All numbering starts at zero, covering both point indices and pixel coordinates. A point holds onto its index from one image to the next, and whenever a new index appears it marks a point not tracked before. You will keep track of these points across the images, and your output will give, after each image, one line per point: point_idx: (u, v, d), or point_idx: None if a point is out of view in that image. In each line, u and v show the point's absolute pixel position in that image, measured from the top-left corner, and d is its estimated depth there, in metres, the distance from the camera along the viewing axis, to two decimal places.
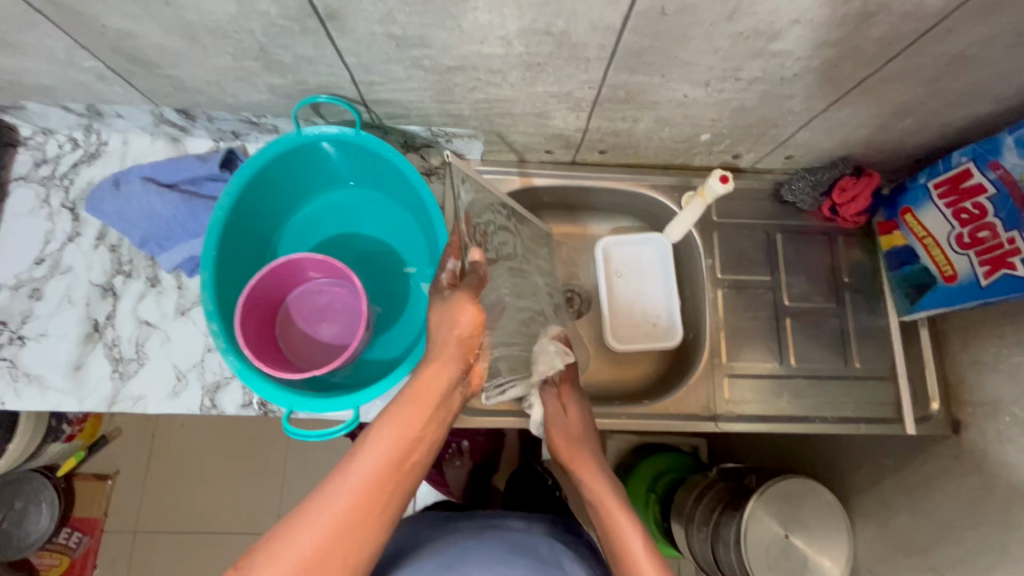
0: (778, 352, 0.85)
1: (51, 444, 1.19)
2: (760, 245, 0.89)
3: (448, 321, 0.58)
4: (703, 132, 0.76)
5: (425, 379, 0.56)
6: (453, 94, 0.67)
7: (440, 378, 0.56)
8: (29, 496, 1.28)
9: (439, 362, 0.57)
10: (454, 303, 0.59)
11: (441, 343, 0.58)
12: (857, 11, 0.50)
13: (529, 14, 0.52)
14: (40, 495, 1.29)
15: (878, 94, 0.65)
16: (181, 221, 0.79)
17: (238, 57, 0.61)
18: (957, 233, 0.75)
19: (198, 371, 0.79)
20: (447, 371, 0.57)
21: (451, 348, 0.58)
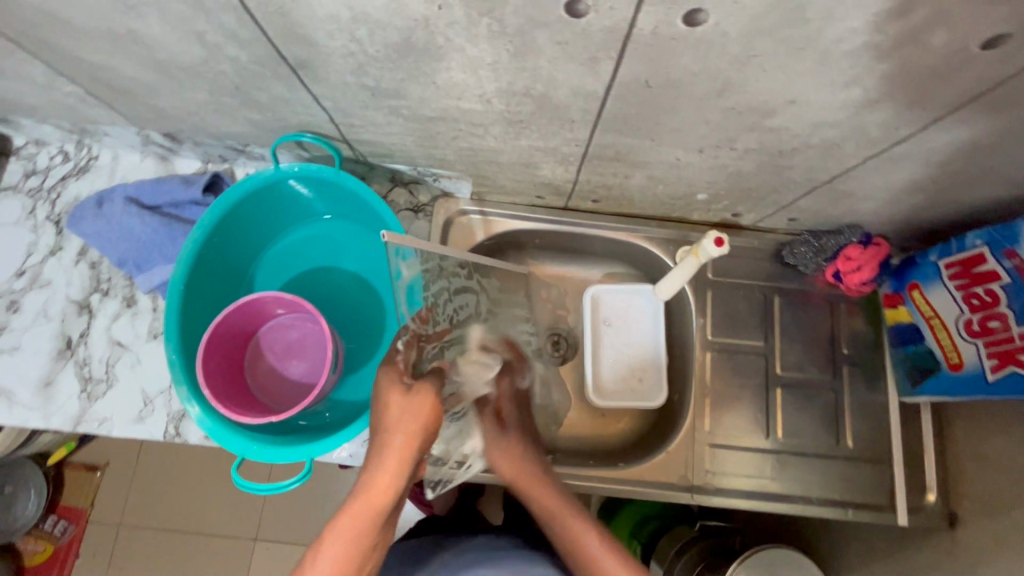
0: (765, 425, 0.82)
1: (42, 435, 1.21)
2: (755, 308, 0.85)
3: (403, 418, 0.55)
4: (699, 192, 0.73)
5: (378, 481, 0.52)
6: (435, 141, 0.65)
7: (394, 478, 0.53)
8: (17, 481, 1.31)
9: (392, 460, 0.53)
10: (411, 402, 0.56)
11: (393, 441, 0.54)
12: (859, 97, 0.46)
13: (506, 76, 0.49)
14: (28, 480, 1.32)
15: (885, 171, 0.61)
16: (159, 244, 0.78)
17: (215, 93, 0.60)
18: (966, 318, 0.69)
19: (165, 398, 0.78)
20: (402, 470, 0.54)
21: (405, 444, 0.54)
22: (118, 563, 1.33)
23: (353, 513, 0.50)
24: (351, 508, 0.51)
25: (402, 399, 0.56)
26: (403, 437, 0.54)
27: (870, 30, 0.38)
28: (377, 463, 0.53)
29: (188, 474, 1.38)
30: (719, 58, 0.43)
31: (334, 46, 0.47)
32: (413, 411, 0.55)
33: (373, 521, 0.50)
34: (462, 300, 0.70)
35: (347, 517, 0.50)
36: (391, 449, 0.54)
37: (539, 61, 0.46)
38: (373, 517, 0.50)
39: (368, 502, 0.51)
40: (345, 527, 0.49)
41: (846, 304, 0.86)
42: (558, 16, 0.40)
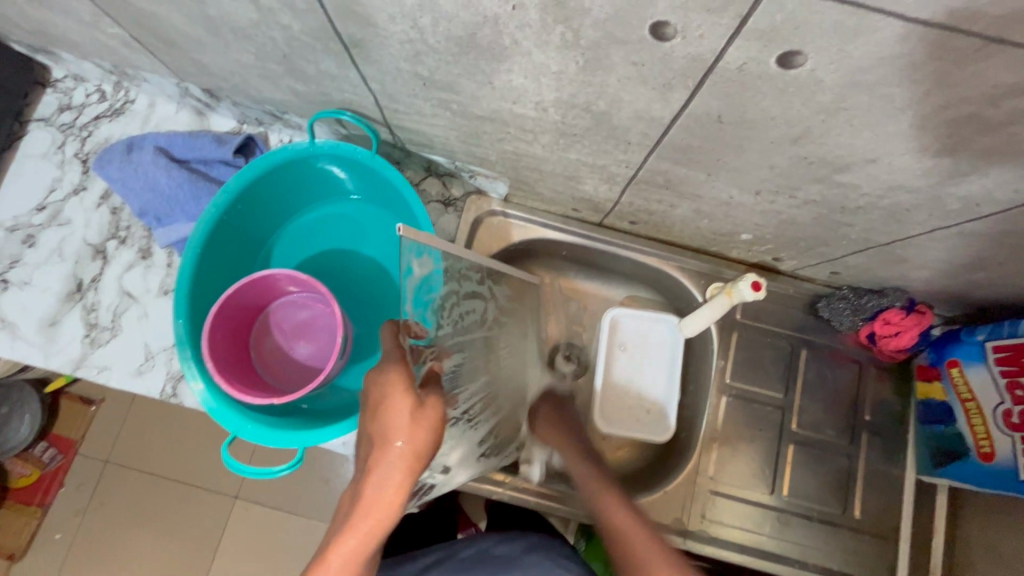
0: (770, 480, 0.79)
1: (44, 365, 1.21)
2: (780, 357, 0.82)
3: (408, 435, 0.48)
4: (744, 232, 0.69)
5: (380, 490, 0.46)
6: (480, 140, 0.62)
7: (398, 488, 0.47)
8: (14, 404, 1.31)
9: (398, 470, 0.47)
10: (420, 418, 0.48)
11: (400, 455, 0.47)
12: (947, 167, 0.43)
13: (568, 88, 0.46)
14: (23, 407, 1.31)
15: (950, 244, 0.57)
16: (182, 200, 0.76)
17: (260, 58, 0.57)
18: (1006, 408, 0.65)
19: (166, 356, 0.77)
20: (407, 479, 0.47)
21: (413, 461, 0.47)
22: (99, 500, 1.34)
23: (359, 530, 0.46)
24: (355, 524, 0.46)
25: (410, 410, 0.49)
26: (410, 455, 0.47)
27: (982, 102, 0.34)
28: (382, 476, 0.47)
29: (178, 424, 1.38)
30: (804, 105, 0.39)
31: (393, 29, 0.44)
32: (423, 430, 0.48)
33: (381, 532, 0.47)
34: (467, 308, 0.64)
35: (352, 532, 0.46)
36: (397, 464, 0.47)
37: (607, 78, 0.43)
38: (379, 531, 0.47)
39: (374, 521, 0.46)
40: (351, 543, 0.46)
41: (876, 369, 0.82)
42: (640, 36, 0.36)
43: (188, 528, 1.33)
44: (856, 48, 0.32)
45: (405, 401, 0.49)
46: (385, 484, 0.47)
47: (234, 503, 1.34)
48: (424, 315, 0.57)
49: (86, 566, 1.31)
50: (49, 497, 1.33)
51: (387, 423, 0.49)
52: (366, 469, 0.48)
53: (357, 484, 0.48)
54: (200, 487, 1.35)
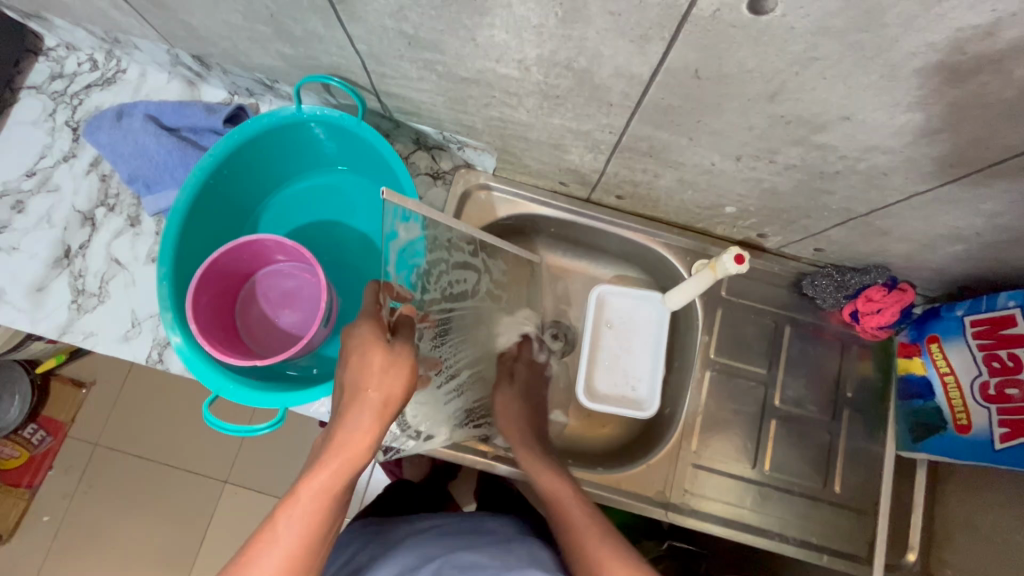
0: (752, 454, 0.79)
1: (33, 342, 1.20)
2: (764, 334, 0.83)
3: (379, 378, 0.53)
4: (728, 204, 0.70)
5: (354, 429, 0.51)
6: (466, 105, 0.63)
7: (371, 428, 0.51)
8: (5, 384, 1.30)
9: (371, 412, 0.52)
10: (391, 360, 0.54)
11: (370, 396, 0.52)
12: (919, 123, 0.43)
13: (549, 43, 0.46)
14: (14, 386, 1.31)
15: (928, 213, 0.58)
16: (171, 167, 0.77)
17: (248, 18, 0.58)
18: (983, 381, 0.66)
19: (153, 323, 0.77)
20: (379, 421, 0.52)
21: (382, 404, 0.52)
22: (88, 480, 1.34)
23: (332, 463, 0.49)
24: (328, 457, 0.49)
25: (382, 360, 0.54)
26: (379, 396, 0.52)
27: (948, 48, 0.35)
28: (353, 416, 0.51)
29: (169, 405, 1.38)
30: (778, 56, 0.40)
31: None
32: (394, 373, 0.54)
33: (352, 470, 0.50)
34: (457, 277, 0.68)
35: (325, 464, 0.49)
36: (367, 406, 0.52)
37: (586, 32, 0.43)
38: (350, 469, 0.49)
39: (347, 454, 0.49)
40: (324, 476, 0.48)
41: (859, 347, 0.82)
42: None
43: (176, 508, 1.33)
44: None
45: (382, 351, 0.55)
46: (356, 422, 0.51)
47: (223, 485, 1.34)
48: (406, 278, 0.63)
49: (72, 544, 1.30)
50: (37, 479, 1.33)
51: (355, 370, 0.54)
52: (337, 415, 0.52)
53: (327, 431, 0.52)
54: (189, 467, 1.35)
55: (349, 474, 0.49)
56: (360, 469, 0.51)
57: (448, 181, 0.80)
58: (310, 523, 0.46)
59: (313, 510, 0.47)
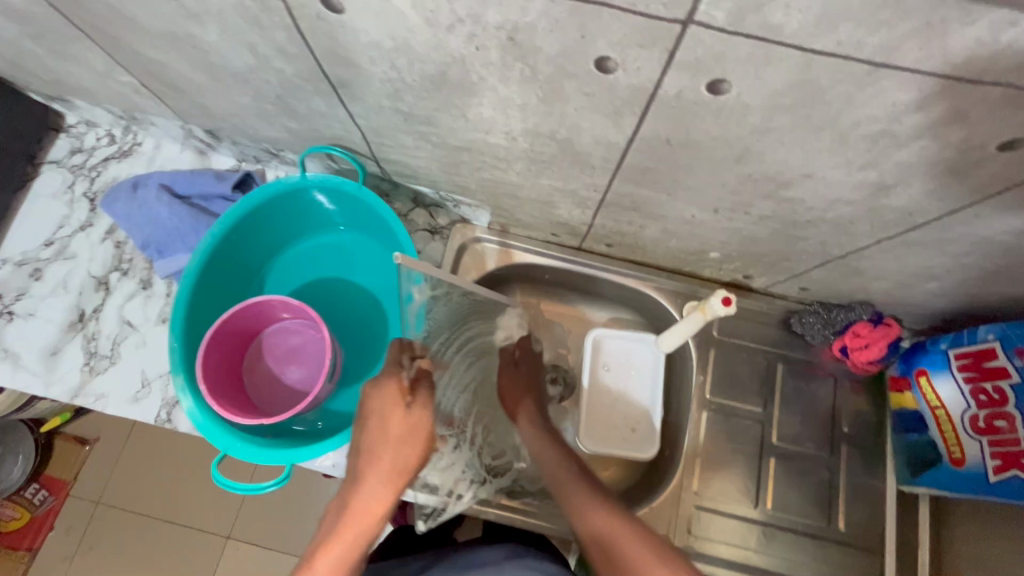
0: (754, 493, 0.80)
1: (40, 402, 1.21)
2: (758, 372, 0.84)
3: (393, 444, 0.56)
4: (712, 250, 0.73)
5: (366, 497, 0.54)
6: (459, 169, 0.67)
7: (382, 498, 0.54)
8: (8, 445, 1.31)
9: (384, 479, 0.55)
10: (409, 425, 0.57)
11: (382, 463, 0.55)
12: (875, 179, 0.47)
13: (533, 118, 0.51)
14: (18, 446, 1.32)
15: (899, 254, 0.61)
16: (183, 232, 0.81)
17: (258, 99, 0.63)
18: (973, 414, 0.68)
19: (162, 382, 0.79)
20: (392, 490, 0.55)
21: (395, 470, 0.56)
22: (89, 542, 1.33)
23: (351, 529, 0.52)
24: (345, 523, 0.52)
25: (399, 425, 0.57)
26: (390, 464, 0.55)
27: (887, 119, 0.39)
28: (367, 485, 0.54)
29: (170, 462, 1.38)
30: (739, 127, 0.44)
31: (374, 70, 0.49)
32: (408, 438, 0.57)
33: (367, 537, 0.52)
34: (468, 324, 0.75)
35: (345, 528, 0.52)
36: (377, 473, 0.55)
37: (565, 108, 0.48)
38: (366, 536, 0.52)
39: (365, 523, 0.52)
40: (344, 543, 0.51)
41: (851, 381, 0.84)
42: (588, 70, 0.42)
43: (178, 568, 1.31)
44: (771, 74, 0.37)
45: (407, 417, 0.57)
46: (370, 490, 0.54)
47: (225, 542, 1.32)
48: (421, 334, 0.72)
49: None
50: (37, 541, 1.32)
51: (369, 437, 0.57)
52: (353, 481, 0.55)
53: (343, 496, 0.55)
54: (190, 522, 1.34)
55: (364, 541, 0.52)
56: (374, 535, 0.53)
57: (443, 235, 0.84)
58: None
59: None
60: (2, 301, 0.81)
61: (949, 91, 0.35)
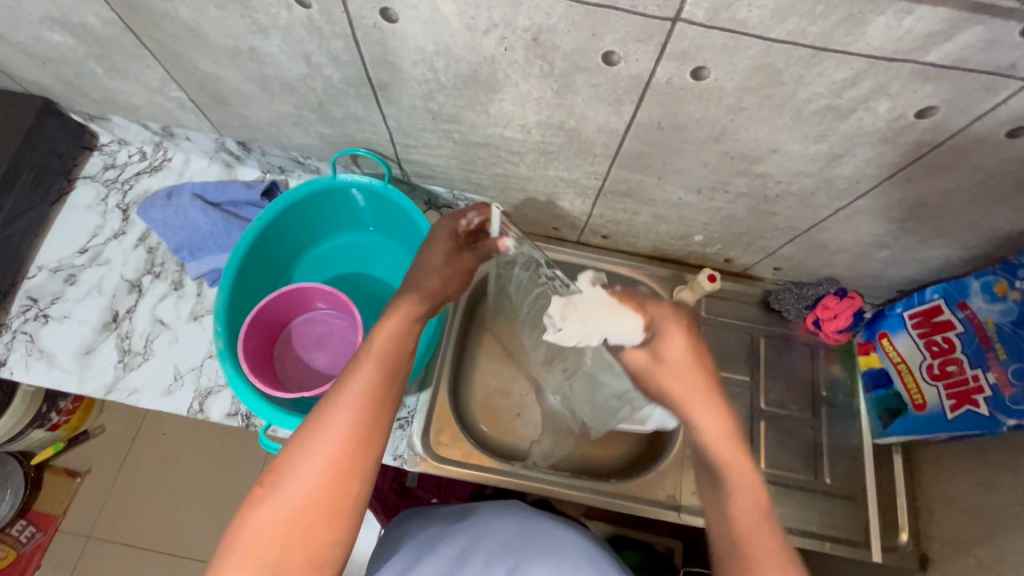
0: (749, 454, 0.87)
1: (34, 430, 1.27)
2: (743, 346, 0.94)
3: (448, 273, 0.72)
4: (696, 233, 0.84)
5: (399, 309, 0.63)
6: (475, 166, 0.77)
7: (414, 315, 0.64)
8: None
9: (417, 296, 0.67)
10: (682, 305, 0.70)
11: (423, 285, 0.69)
12: (827, 150, 0.58)
13: (547, 110, 0.61)
14: (8, 480, 1.36)
15: (853, 224, 0.72)
16: (215, 235, 0.88)
17: (299, 107, 0.72)
18: (929, 363, 0.78)
19: (195, 375, 0.84)
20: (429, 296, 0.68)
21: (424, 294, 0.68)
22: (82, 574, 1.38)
23: (388, 325, 0.60)
24: (378, 333, 0.60)
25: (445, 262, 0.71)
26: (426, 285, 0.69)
27: (831, 94, 0.50)
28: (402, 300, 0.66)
29: (167, 489, 1.46)
30: (717, 108, 0.55)
31: (413, 72, 0.59)
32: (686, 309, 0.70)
33: (407, 327, 0.62)
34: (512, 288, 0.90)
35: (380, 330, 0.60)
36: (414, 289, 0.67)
37: (575, 99, 0.58)
38: (407, 326, 0.62)
39: (372, 379, 0.55)
40: (358, 384, 0.54)
41: (825, 351, 0.94)
42: (596, 63, 0.52)
43: None
44: (741, 60, 0.48)
45: (653, 300, 0.69)
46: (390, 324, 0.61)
47: None
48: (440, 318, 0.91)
49: None
50: None
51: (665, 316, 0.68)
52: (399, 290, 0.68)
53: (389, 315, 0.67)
54: (182, 550, 1.41)
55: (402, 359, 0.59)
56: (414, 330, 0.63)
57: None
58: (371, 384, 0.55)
59: (382, 350, 0.58)
60: (38, 305, 0.85)
61: (874, 68, 0.46)
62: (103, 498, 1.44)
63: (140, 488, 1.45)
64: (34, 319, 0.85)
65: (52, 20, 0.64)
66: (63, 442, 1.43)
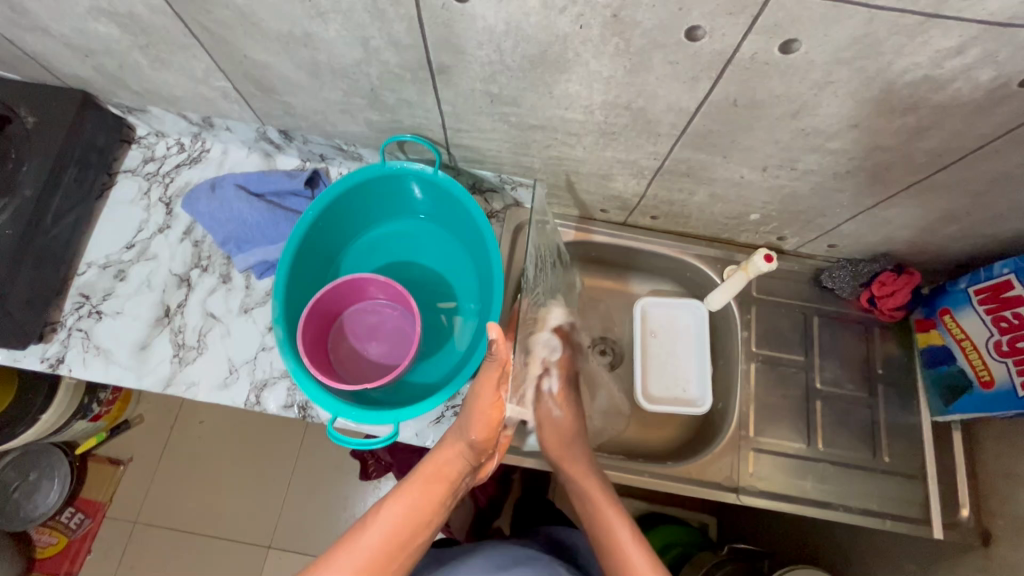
0: (806, 433, 0.87)
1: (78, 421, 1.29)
2: (797, 325, 0.92)
3: (484, 420, 0.70)
4: (752, 212, 0.81)
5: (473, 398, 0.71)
6: (528, 149, 0.74)
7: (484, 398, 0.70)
8: (43, 470, 1.39)
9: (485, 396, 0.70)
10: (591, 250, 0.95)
11: (453, 439, 0.73)
12: (912, 123, 0.56)
13: (614, 90, 0.58)
14: (54, 470, 1.39)
15: (923, 199, 0.70)
16: (263, 227, 0.86)
17: (349, 94, 0.70)
18: (996, 340, 0.75)
19: (249, 368, 0.84)
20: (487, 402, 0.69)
21: (461, 444, 0.72)
22: (133, 558, 1.42)
23: (414, 493, 0.69)
24: (404, 492, 0.69)
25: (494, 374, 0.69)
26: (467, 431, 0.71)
27: (931, 65, 0.47)
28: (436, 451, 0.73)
29: (207, 474, 1.49)
30: (801, 82, 0.52)
31: (478, 54, 0.57)
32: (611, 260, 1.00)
33: (437, 485, 0.70)
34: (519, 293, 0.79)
35: (411, 487, 0.69)
36: (449, 442, 0.73)
37: (647, 77, 0.56)
38: (433, 488, 0.70)
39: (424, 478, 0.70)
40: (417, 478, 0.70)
41: (880, 329, 0.92)
42: (677, 38, 0.49)
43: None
44: (838, 31, 0.45)
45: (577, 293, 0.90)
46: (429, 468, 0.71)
47: (268, 551, 1.42)
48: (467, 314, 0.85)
49: None
50: (76, 564, 1.41)
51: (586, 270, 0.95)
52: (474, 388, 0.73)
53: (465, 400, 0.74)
54: (229, 533, 1.44)
55: (430, 508, 0.69)
56: (442, 490, 0.70)
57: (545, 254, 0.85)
58: (383, 541, 0.65)
59: (403, 513, 0.67)
60: (90, 301, 0.85)
61: (983, 36, 0.44)
62: (149, 486, 1.47)
63: (184, 476, 1.48)
64: (87, 316, 0.85)
65: (98, 10, 0.62)
66: (105, 433, 1.45)
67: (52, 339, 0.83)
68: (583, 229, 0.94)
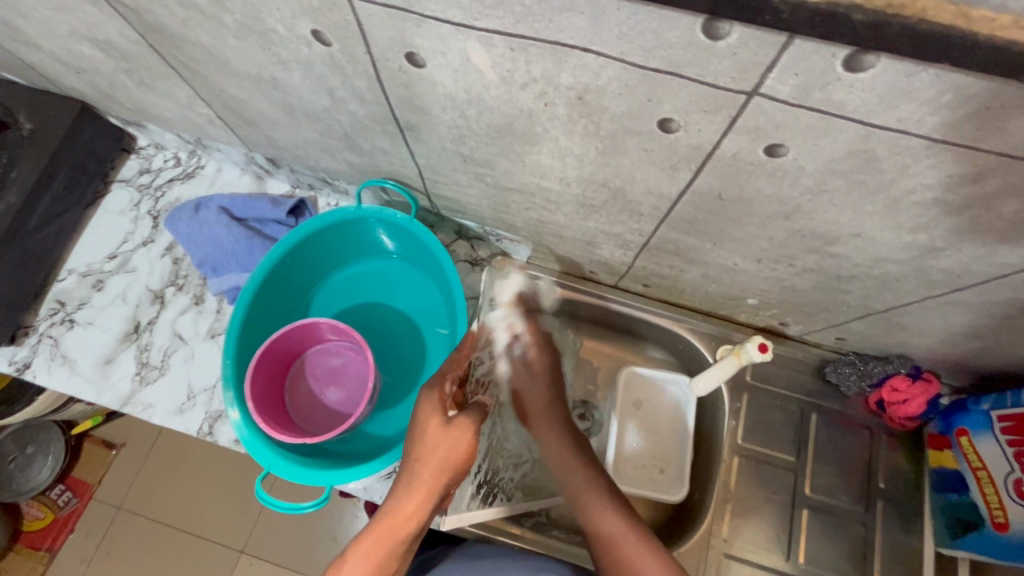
0: (786, 545, 0.78)
1: (75, 405, 1.21)
2: (792, 421, 0.84)
3: (452, 453, 0.59)
4: (750, 297, 0.74)
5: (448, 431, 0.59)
6: (508, 208, 0.70)
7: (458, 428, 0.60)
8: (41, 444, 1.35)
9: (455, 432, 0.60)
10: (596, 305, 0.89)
11: (423, 477, 0.57)
12: (923, 242, 0.48)
13: (589, 167, 0.53)
14: (50, 446, 1.35)
15: (940, 312, 0.62)
16: (237, 254, 0.85)
17: (324, 135, 0.67)
18: (1017, 477, 0.65)
19: (207, 396, 0.81)
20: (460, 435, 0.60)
21: (425, 486, 0.57)
22: (105, 550, 1.36)
23: (375, 547, 0.54)
24: (361, 547, 0.54)
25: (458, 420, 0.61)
26: (441, 463, 0.58)
27: (941, 189, 0.41)
28: (401, 493, 0.57)
29: (181, 476, 1.41)
30: (792, 186, 0.46)
31: (443, 117, 0.53)
32: (598, 322, 0.94)
33: (398, 539, 0.55)
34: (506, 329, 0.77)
35: (370, 543, 0.54)
36: (418, 483, 0.57)
37: (623, 160, 0.50)
38: (397, 542, 0.55)
39: (391, 519, 0.56)
40: (384, 521, 0.56)
41: (887, 436, 0.83)
42: (650, 128, 0.44)
43: None
44: (830, 142, 0.39)
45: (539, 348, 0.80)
46: (395, 507, 0.56)
47: (236, 558, 1.34)
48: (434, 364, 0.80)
49: None
50: (58, 542, 1.36)
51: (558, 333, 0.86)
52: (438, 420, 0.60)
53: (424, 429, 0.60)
54: None
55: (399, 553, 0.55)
56: (406, 541, 0.56)
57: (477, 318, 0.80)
58: None
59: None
60: (65, 309, 0.86)
61: (1004, 167, 0.37)
62: (134, 478, 1.41)
63: (166, 474, 1.41)
64: (60, 323, 0.85)
65: (80, 34, 0.62)
66: (101, 417, 1.40)
67: (23, 342, 0.83)
68: (567, 286, 0.87)
